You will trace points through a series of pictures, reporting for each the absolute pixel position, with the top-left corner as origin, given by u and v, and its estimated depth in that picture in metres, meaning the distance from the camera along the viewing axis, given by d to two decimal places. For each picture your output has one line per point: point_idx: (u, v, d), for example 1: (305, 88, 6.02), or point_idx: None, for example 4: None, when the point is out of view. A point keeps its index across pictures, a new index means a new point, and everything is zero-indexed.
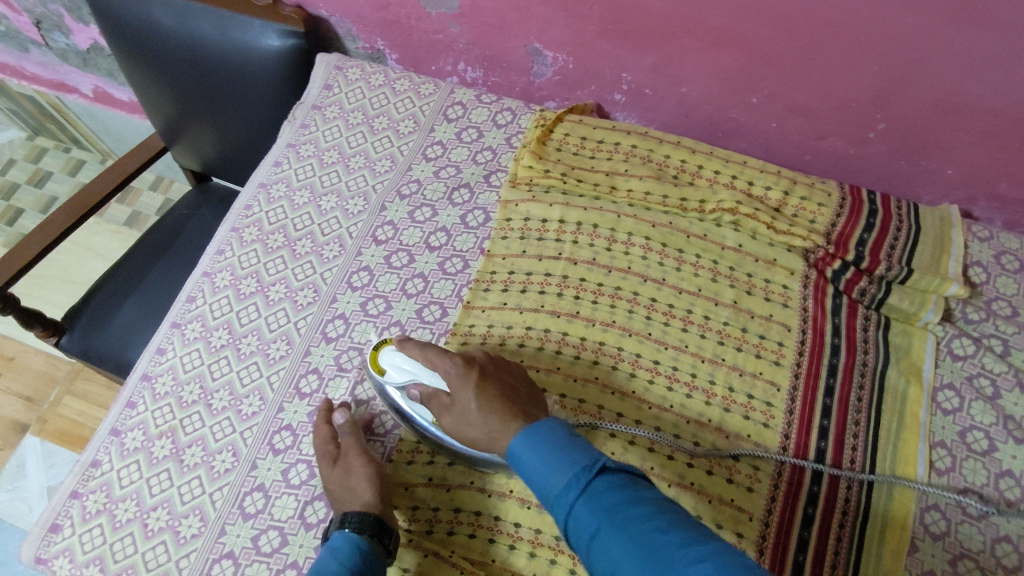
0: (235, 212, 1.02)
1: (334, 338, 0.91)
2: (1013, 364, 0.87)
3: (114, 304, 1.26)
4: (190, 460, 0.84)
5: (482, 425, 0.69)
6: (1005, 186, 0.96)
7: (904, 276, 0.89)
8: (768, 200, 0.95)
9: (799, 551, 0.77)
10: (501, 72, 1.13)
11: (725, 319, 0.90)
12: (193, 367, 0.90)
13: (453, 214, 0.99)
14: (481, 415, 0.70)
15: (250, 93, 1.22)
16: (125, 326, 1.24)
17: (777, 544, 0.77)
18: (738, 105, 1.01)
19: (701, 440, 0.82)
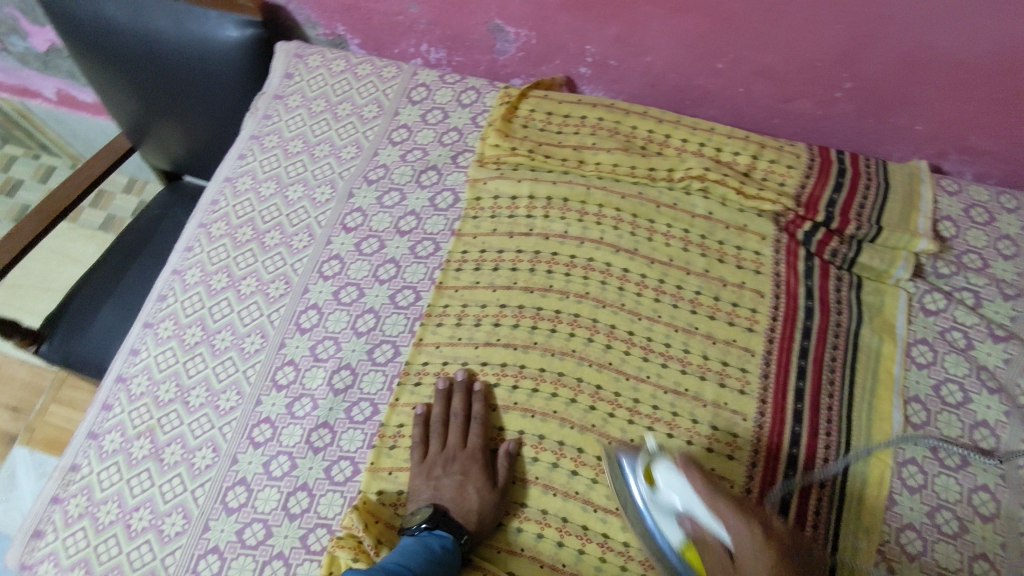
0: (202, 207, 1.01)
1: (309, 329, 0.90)
2: (984, 316, 0.87)
3: (90, 309, 1.25)
4: (170, 459, 0.84)
5: None
6: (975, 139, 0.95)
7: (874, 234, 0.90)
8: (736, 165, 0.95)
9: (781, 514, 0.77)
10: (464, 51, 1.12)
11: (697, 287, 0.90)
12: (168, 366, 0.90)
13: (421, 197, 0.99)
14: None
15: (212, 86, 1.20)
16: (102, 330, 1.23)
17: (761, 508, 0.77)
18: (704, 72, 1.00)
19: (679, 410, 0.83)
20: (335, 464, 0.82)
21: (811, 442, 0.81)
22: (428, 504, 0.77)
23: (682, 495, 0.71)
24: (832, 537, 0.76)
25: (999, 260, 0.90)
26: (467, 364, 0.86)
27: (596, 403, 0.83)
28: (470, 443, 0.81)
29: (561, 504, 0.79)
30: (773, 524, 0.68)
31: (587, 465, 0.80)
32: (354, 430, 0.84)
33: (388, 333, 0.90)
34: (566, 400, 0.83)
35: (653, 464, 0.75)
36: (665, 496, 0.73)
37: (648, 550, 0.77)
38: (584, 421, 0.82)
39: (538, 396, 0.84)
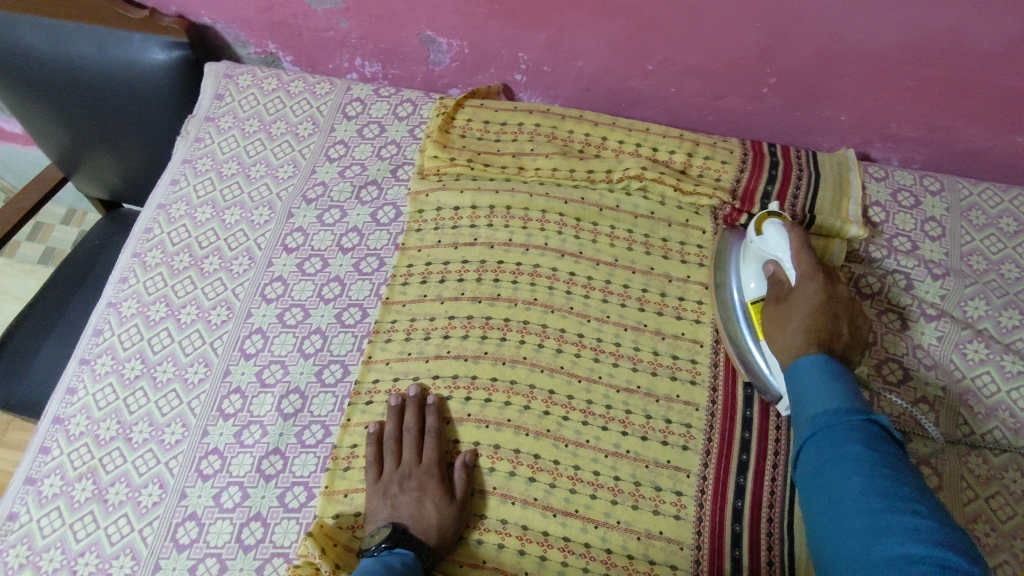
0: (135, 236, 0.98)
1: (253, 354, 0.88)
2: (916, 296, 0.91)
3: (24, 349, 1.19)
4: (115, 499, 0.81)
5: (795, 336, 0.75)
6: (895, 125, 0.99)
7: (810, 219, 0.92)
8: (673, 163, 0.96)
9: (738, 498, 0.79)
10: (399, 64, 1.11)
11: (643, 286, 0.91)
12: (107, 403, 0.87)
13: (363, 213, 0.98)
14: (799, 334, 0.75)
15: (142, 111, 1.17)
16: (39, 371, 1.18)
17: (717, 495, 0.79)
18: (635, 73, 1.01)
19: (633, 408, 0.84)
20: (288, 490, 0.81)
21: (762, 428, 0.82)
22: (386, 522, 0.76)
23: (781, 249, 0.81)
24: (787, 517, 0.78)
25: (926, 242, 0.94)
26: (418, 380, 0.85)
27: (550, 409, 0.83)
28: (425, 456, 0.80)
29: (520, 512, 0.79)
30: (841, 334, 0.75)
31: (543, 470, 0.80)
32: (307, 454, 0.83)
33: (337, 353, 0.88)
34: (519, 407, 0.83)
35: (770, 219, 0.85)
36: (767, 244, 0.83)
37: (609, 551, 0.77)
38: (537, 426, 0.82)
39: (491, 406, 0.83)
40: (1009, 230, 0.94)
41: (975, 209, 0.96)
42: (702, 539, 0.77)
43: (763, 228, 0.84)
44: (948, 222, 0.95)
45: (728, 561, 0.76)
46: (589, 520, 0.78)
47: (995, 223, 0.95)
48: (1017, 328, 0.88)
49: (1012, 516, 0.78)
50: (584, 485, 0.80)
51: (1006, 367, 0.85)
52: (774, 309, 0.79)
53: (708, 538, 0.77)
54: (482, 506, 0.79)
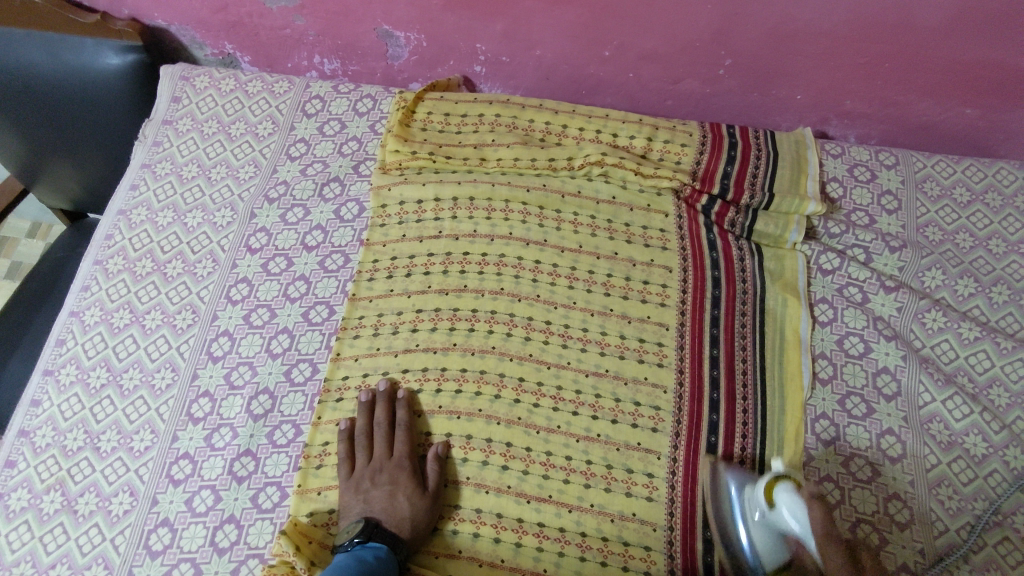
0: (96, 244, 0.97)
1: (221, 356, 0.88)
2: (876, 269, 0.92)
3: None
4: (84, 509, 0.80)
5: None
6: (850, 102, 1.01)
7: (767, 201, 0.94)
8: (633, 148, 0.97)
9: (707, 477, 0.80)
10: (358, 60, 1.11)
11: (608, 271, 0.91)
12: (73, 413, 0.86)
13: (326, 210, 0.97)
14: None
15: (101, 117, 1.15)
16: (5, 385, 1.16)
17: (687, 475, 0.80)
18: (593, 60, 1.02)
19: (602, 392, 0.84)
20: (261, 491, 0.80)
21: (729, 405, 0.84)
22: (359, 519, 0.76)
23: (801, 525, 0.71)
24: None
25: (883, 215, 0.96)
26: (389, 375, 0.85)
27: (520, 396, 0.84)
28: (397, 450, 0.80)
29: (494, 500, 0.79)
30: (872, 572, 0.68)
31: (516, 458, 0.81)
32: (279, 454, 0.82)
33: (305, 351, 0.88)
34: (490, 396, 0.84)
35: (779, 483, 0.74)
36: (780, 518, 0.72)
37: (583, 533, 0.78)
38: (508, 414, 0.83)
39: (462, 396, 0.84)
40: (962, 200, 0.97)
41: (930, 181, 0.98)
42: (674, 518, 0.79)
43: (775, 498, 0.73)
44: (903, 195, 0.97)
45: (700, 541, 0.77)
46: (563, 505, 0.79)
47: (949, 193, 0.97)
48: (972, 295, 0.90)
49: (973, 478, 0.80)
50: (556, 470, 0.81)
51: (963, 334, 0.87)
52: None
53: (679, 517, 0.79)
54: (456, 497, 0.80)
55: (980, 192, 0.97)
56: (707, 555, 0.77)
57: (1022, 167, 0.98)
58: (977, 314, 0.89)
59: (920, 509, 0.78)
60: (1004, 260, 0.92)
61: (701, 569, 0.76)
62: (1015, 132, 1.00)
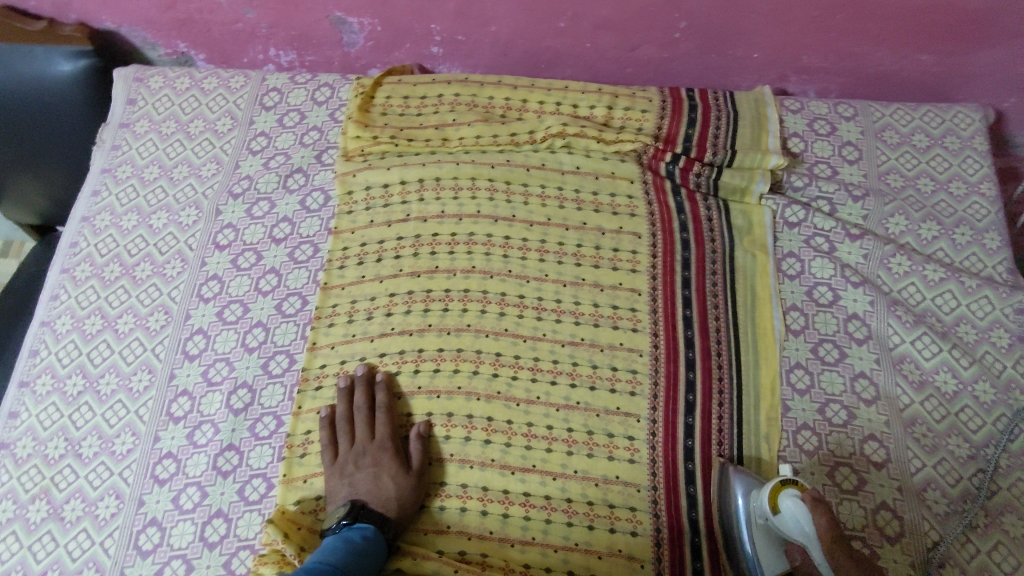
0: (62, 252, 0.96)
1: (197, 355, 0.88)
2: (841, 219, 0.94)
3: None
4: (71, 516, 0.80)
5: None
6: (806, 57, 1.02)
7: (730, 158, 0.95)
8: (594, 117, 0.98)
9: (687, 436, 0.81)
10: (314, 50, 1.10)
11: (578, 241, 0.92)
12: (52, 422, 0.85)
13: (292, 202, 0.97)
14: None
15: (58, 126, 1.14)
16: None
17: (667, 434, 0.82)
18: (549, 32, 1.02)
19: (579, 359, 0.85)
20: (247, 484, 0.81)
21: (706, 363, 0.85)
22: (347, 501, 0.76)
23: (805, 532, 0.70)
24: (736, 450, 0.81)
25: (845, 166, 0.97)
26: (367, 359, 0.86)
27: (499, 371, 0.84)
28: (379, 432, 0.81)
29: (479, 475, 0.80)
30: None
31: (497, 431, 0.82)
32: (262, 446, 0.83)
33: (281, 343, 0.88)
34: (468, 373, 0.84)
35: (785, 488, 0.73)
36: (785, 525, 0.72)
37: (569, 500, 0.79)
38: (487, 389, 0.83)
39: (441, 375, 0.84)
40: (922, 145, 0.98)
41: (889, 129, 0.99)
42: (657, 478, 0.80)
43: (778, 502, 0.72)
44: (864, 145, 0.98)
45: (683, 498, 0.79)
46: (547, 473, 0.80)
47: (908, 140, 0.98)
48: (936, 238, 0.92)
49: (945, 415, 0.82)
50: (539, 440, 0.81)
51: (928, 276, 0.89)
52: None
53: (662, 476, 0.80)
54: (440, 474, 0.80)
55: (938, 136, 0.98)
56: (692, 511, 0.78)
57: (978, 109, 1.00)
58: (942, 256, 0.91)
59: (897, 448, 0.80)
60: (965, 202, 0.94)
61: (687, 525, 0.78)
62: (970, 75, 1.02)
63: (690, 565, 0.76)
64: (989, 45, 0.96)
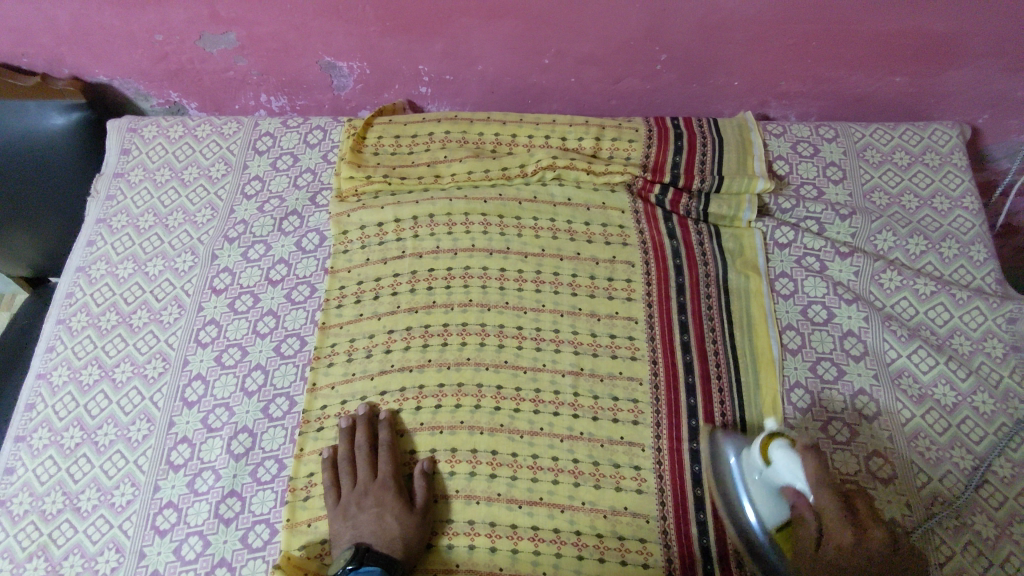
0: (58, 303, 0.96)
1: (196, 401, 0.87)
2: (829, 237, 0.95)
3: None
4: (70, 572, 0.78)
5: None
6: (785, 83, 1.05)
7: (717, 184, 0.96)
8: (583, 149, 1.00)
9: (693, 462, 0.81)
10: (304, 94, 1.12)
11: (573, 271, 0.93)
12: (49, 476, 0.84)
13: (287, 243, 0.98)
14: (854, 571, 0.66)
15: (50, 177, 1.14)
16: None
17: (673, 463, 0.81)
18: (534, 69, 1.04)
19: (580, 389, 0.85)
20: (250, 531, 0.79)
21: (706, 387, 0.85)
22: (351, 545, 0.75)
23: (793, 478, 0.72)
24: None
25: (830, 186, 0.99)
26: (367, 397, 0.85)
27: (500, 404, 0.84)
28: (381, 472, 0.80)
29: (486, 510, 0.79)
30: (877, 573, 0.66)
31: (502, 465, 0.81)
32: (263, 491, 0.82)
33: (280, 386, 0.88)
34: (471, 407, 0.84)
35: (773, 440, 0.75)
36: (773, 474, 0.74)
37: (578, 532, 0.78)
38: (490, 423, 0.83)
39: (442, 411, 0.84)
40: (903, 163, 1.00)
41: (870, 148, 1.01)
42: (666, 507, 0.79)
43: (771, 455, 0.74)
44: (847, 165, 1.00)
45: (694, 525, 0.78)
46: (554, 506, 0.79)
47: (889, 159, 1.01)
48: (924, 252, 0.93)
49: (947, 427, 0.82)
50: (545, 471, 0.81)
51: (919, 289, 0.90)
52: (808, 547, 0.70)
53: (671, 505, 0.79)
54: (445, 514, 0.79)
55: (918, 154, 1.01)
56: (702, 538, 0.77)
57: (954, 126, 1.02)
58: (930, 270, 0.92)
59: (902, 461, 0.80)
60: (949, 216, 0.96)
61: (698, 552, 0.77)
62: (943, 95, 1.05)
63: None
64: (960, 65, 1.00)
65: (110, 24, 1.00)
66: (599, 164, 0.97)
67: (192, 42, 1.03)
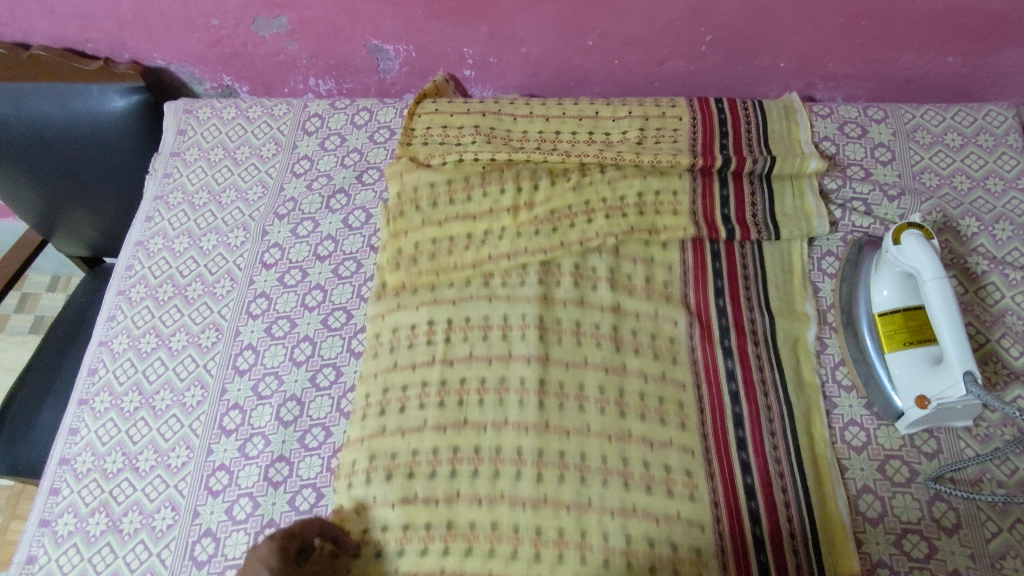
0: (118, 275, 1.01)
1: (247, 369, 0.90)
2: (877, 216, 0.94)
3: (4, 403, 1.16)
4: (130, 527, 0.82)
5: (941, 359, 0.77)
6: (833, 64, 1.03)
7: (770, 165, 0.94)
8: (627, 139, 0.98)
9: (739, 451, 0.79)
10: (351, 78, 1.15)
11: (615, 271, 0.91)
12: (110, 437, 0.88)
13: (334, 221, 1.00)
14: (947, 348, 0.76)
15: (111, 159, 1.19)
16: (23, 415, 1.14)
17: (719, 440, 0.80)
18: (578, 51, 1.05)
19: (625, 383, 0.83)
20: (298, 494, 0.82)
21: (746, 373, 0.84)
22: None
23: (919, 261, 0.77)
24: (791, 441, 0.80)
25: (878, 167, 0.97)
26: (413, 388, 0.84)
27: (543, 400, 0.82)
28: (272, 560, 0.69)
29: (535, 483, 0.77)
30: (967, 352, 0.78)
31: (550, 464, 0.78)
32: (311, 456, 0.84)
33: (327, 356, 0.90)
34: (515, 404, 0.82)
35: (909, 231, 0.80)
36: (899, 257, 0.80)
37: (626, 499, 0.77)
38: (533, 419, 0.81)
39: (484, 407, 0.82)
40: (954, 144, 0.98)
41: (920, 130, 1.00)
42: (718, 498, 0.76)
43: (902, 240, 0.80)
44: (896, 146, 0.99)
45: (745, 512, 0.76)
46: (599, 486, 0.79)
47: (941, 140, 0.99)
48: (976, 234, 0.91)
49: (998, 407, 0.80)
50: (594, 473, 0.78)
51: (970, 270, 0.88)
52: (910, 331, 0.80)
53: (724, 503, 0.76)
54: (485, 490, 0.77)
55: (971, 135, 0.98)
56: (754, 526, 0.75)
57: (1010, 107, 1.00)
58: (983, 251, 0.90)
59: (948, 439, 0.80)
60: (1003, 198, 0.93)
61: (749, 538, 0.75)
62: (999, 75, 1.02)
63: (757, 574, 0.73)
64: (1018, 44, 0.97)
65: (169, 9, 1.04)
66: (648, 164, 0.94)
67: (246, 27, 1.06)
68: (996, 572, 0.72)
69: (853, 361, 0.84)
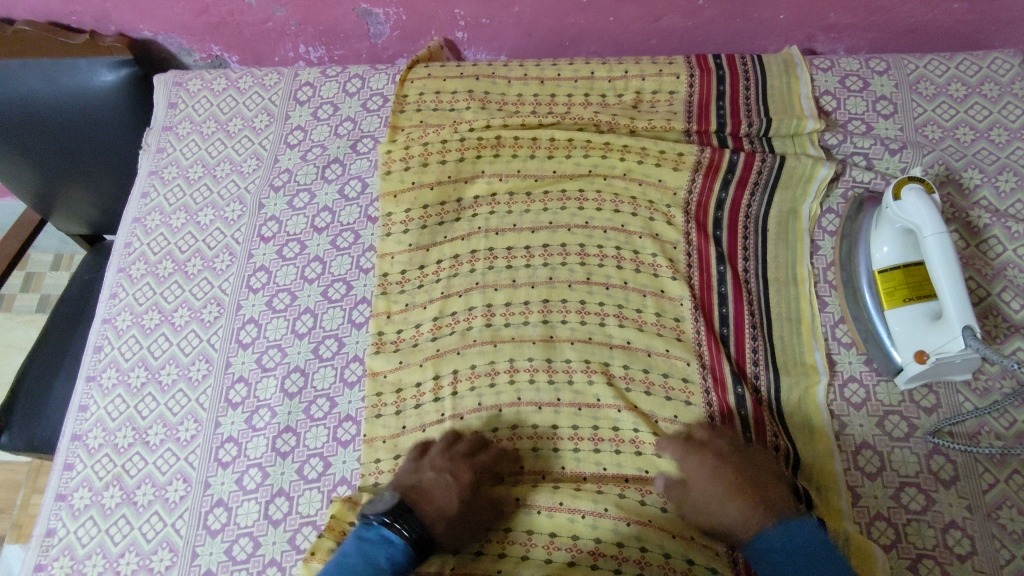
0: (117, 253, 1.01)
1: (250, 342, 0.91)
2: (879, 172, 0.93)
3: (15, 381, 1.18)
4: (144, 499, 0.84)
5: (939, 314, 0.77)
6: (834, 15, 1.00)
7: (766, 126, 0.93)
8: (623, 103, 0.98)
9: (739, 407, 0.80)
10: (342, 44, 1.13)
11: (619, 245, 0.90)
12: (120, 413, 0.90)
13: (331, 191, 1.00)
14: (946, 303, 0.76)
15: (103, 136, 1.18)
16: (35, 391, 1.16)
17: (723, 409, 0.80)
18: (572, 9, 1.03)
19: (635, 342, 0.84)
20: (306, 463, 0.83)
21: (738, 324, 0.86)
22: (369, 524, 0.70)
23: (919, 215, 0.76)
24: (775, 411, 0.82)
25: (880, 121, 0.96)
26: (425, 363, 0.85)
27: (553, 377, 0.82)
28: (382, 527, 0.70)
29: (554, 458, 0.79)
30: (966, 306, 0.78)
31: (564, 439, 0.80)
32: (318, 426, 0.85)
33: (329, 328, 0.91)
34: (526, 383, 0.82)
35: (910, 184, 0.79)
36: (899, 212, 0.79)
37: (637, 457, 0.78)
38: (547, 398, 0.82)
39: (494, 393, 0.82)
40: (958, 95, 0.96)
41: (924, 80, 0.97)
42: None
43: (902, 194, 0.79)
44: (898, 99, 0.97)
45: None
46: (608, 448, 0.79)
47: (944, 90, 0.96)
48: (979, 186, 0.90)
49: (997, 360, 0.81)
50: (606, 443, 0.79)
51: (972, 223, 0.87)
52: (910, 287, 0.80)
53: None
54: (506, 468, 0.79)
55: (975, 84, 0.96)
56: None
57: (1016, 54, 0.97)
58: (985, 204, 0.89)
59: (947, 394, 0.80)
60: (1007, 148, 0.92)
61: None
62: (1005, 20, 0.99)
63: None
64: None
65: None
66: (642, 128, 0.94)
67: None
68: (992, 521, 0.73)
69: (853, 320, 0.85)
